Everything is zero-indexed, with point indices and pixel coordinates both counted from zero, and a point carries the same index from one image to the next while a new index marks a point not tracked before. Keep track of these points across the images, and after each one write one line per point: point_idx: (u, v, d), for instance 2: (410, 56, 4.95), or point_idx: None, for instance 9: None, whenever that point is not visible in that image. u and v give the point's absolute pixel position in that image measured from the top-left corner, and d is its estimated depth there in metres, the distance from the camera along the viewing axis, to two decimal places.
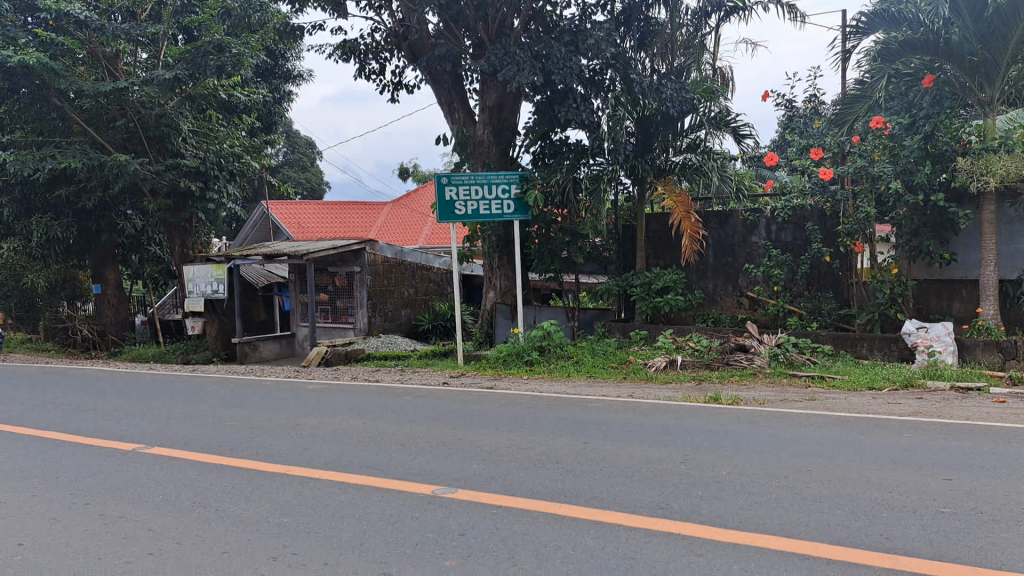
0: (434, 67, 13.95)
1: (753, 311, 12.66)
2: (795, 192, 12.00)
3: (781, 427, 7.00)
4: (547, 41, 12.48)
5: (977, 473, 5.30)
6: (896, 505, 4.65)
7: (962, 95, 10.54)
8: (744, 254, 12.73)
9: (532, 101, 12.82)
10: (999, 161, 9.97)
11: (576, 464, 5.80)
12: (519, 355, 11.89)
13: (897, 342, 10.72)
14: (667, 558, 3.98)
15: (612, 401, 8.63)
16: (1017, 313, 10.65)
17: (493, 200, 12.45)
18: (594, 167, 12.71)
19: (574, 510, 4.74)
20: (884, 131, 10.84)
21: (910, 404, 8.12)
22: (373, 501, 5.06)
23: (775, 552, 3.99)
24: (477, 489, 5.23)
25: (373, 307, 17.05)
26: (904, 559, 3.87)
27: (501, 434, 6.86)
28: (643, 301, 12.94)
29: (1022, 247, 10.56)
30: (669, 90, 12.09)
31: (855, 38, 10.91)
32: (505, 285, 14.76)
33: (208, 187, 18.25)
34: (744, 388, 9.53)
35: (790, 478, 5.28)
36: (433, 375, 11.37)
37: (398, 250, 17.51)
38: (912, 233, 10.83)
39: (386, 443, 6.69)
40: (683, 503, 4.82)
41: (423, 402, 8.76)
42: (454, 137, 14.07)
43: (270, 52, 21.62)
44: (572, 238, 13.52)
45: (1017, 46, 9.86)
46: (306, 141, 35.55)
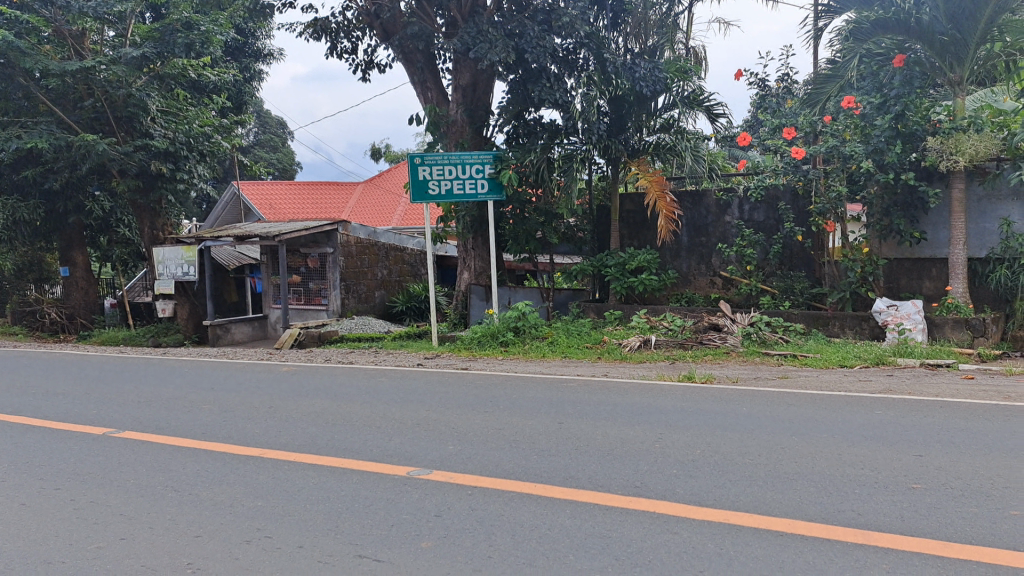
0: (406, 46, 13.79)
1: (726, 291, 12.81)
2: (768, 172, 11.90)
3: (752, 405, 7.05)
4: (519, 19, 12.35)
5: (947, 449, 5.36)
6: (868, 481, 4.70)
7: (932, 75, 10.60)
8: (717, 234, 12.82)
9: (505, 80, 12.75)
10: (967, 140, 10.14)
11: (550, 443, 5.81)
12: (493, 336, 11.88)
13: (867, 321, 10.82)
14: (642, 537, 3.99)
15: (586, 380, 8.66)
16: (986, 291, 10.77)
17: (466, 179, 12.38)
18: (567, 147, 12.70)
19: (548, 490, 4.75)
20: (855, 110, 10.86)
21: (880, 381, 8.21)
22: (347, 483, 5.04)
23: (750, 530, 4.02)
24: (451, 470, 5.22)
25: (346, 288, 16.96)
26: (877, 534, 3.91)
27: (476, 415, 6.86)
28: (616, 281, 12.92)
29: (992, 226, 10.65)
30: (642, 70, 12.10)
31: (827, 17, 10.94)
32: (479, 266, 14.72)
33: (178, 167, 18.05)
34: (717, 366, 9.61)
35: (762, 455, 5.32)
36: (407, 357, 11.35)
37: (370, 231, 17.40)
38: (883, 212, 10.98)
39: (360, 424, 6.66)
40: (657, 481, 4.84)
41: (397, 383, 8.74)
42: (426, 117, 13.91)
43: (239, 31, 21.39)
44: (546, 218, 13.42)
45: (986, 26, 9.86)
46: (277, 121, 35.22)
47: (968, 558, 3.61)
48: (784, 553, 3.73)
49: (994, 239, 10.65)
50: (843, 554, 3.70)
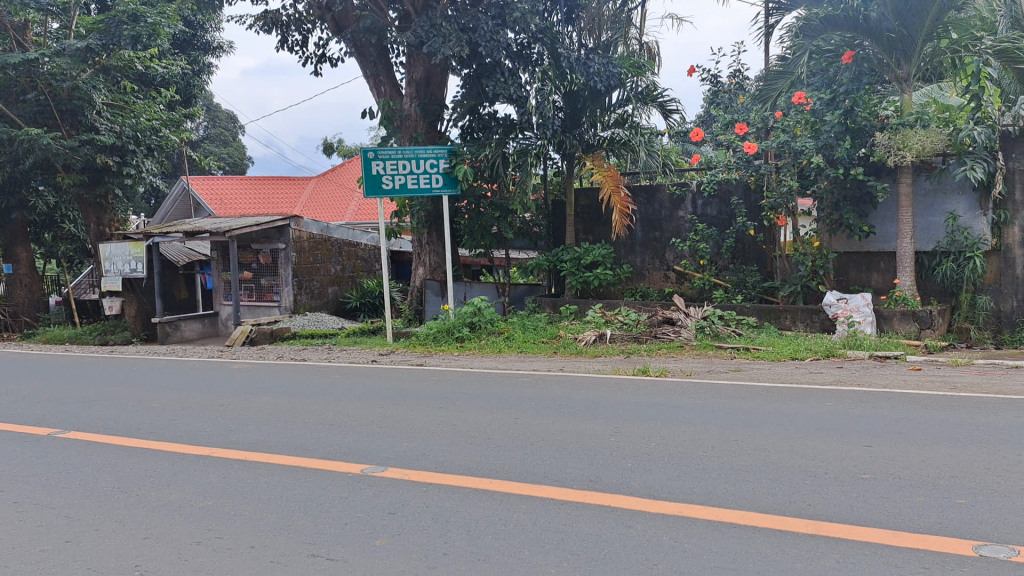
0: (359, 39, 13.69)
1: (680, 285, 12.86)
2: (722, 166, 12.42)
3: (706, 397, 7.10)
4: (473, 13, 12.30)
5: (895, 439, 5.45)
6: (819, 472, 4.75)
7: (880, 71, 10.76)
8: (671, 229, 12.90)
9: (459, 74, 12.67)
10: (915, 136, 10.31)
11: (506, 438, 5.79)
12: (449, 332, 11.81)
13: (818, 314, 10.98)
14: (597, 531, 3.99)
15: (542, 375, 8.65)
16: (932, 284, 10.98)
17: (420, 174, 12.30)
18: (523, 141, 12.58)
19: (503, 486, 4.73)
20: (806, 106, 11.12)
21: (831, 373, 8.32)
22: (300, 481, 4.97)
23: (704, 522, 4.03)
24: (406, 467, 5.18)
25: (298, 284, 16.78)
26: (828, 525, 3.94)
27: (431, 411, 6.81)
28: (572, 276, 13.03)
29: (938, 219, 10.79)
30: (595, 65, 12.01)
31: (777, 13, 11.08)
32: (434, 261, 14.64)
33: (125, 162, 17.65)
34: (672, 360, 9.66)
35: (716, 447, 5.36)
36: (361, 353, 11.17)
37: (323, 227, 17.23)
38: (833, 206, 11.08)
39: (314, 421, 6.59)
40: (612, 475, 4.85)
41: (350, 380, 8.65)
42: (380, 111, 13.82)
43: (187, 23, 21.10)
44: (502, 213, 13.43)
45: (932, 24, 10.07)
46: (227, 115, 34.67)
47: (915, 546, 3.65)
48: (737, 545, 3.75)
49: (940, 233, 10.81)
50: (795, 545, 3.72)
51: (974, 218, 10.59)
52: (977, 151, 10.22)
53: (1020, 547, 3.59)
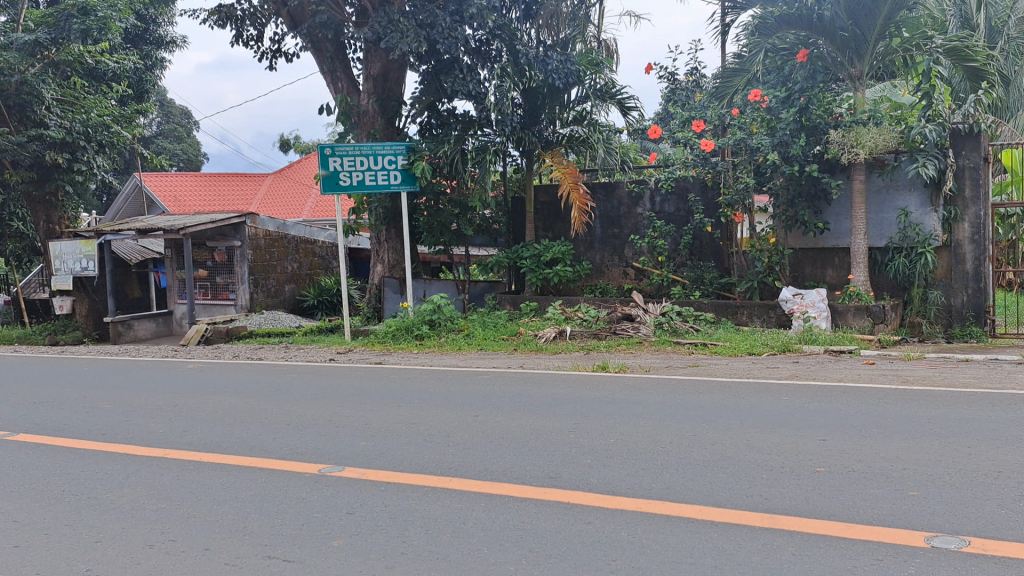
0: (315, 35, 13.49)
1: (639, 281, 12.94)
2: (677, 163, 12.12)
3: (664, 393, 7.14)
4: (431, 9, 12.19)
5: (850, 433, 5.52)
6: (775, 466, 4.80)
7: (834, 69, 10.91)
8: (629, 226, 12.96)
9: (417, 71, 12.66)
10: (867, 134, 10.45)
11: (465, 436, 5.77)
12: (408, 330, 11.73)
13: (775, 310, 11.11)
14: (555, 528, 3.98)
15: (501, 372, 8.64)
16: (885, 279, 11.16)
17: (379, 170, 12.16)
18: (481, 138, 12.59)
19: (461, 483, 4.71)
20: (762, 103, 11.20)
21: (787, 368, 8.41)
22: (256, 482, 4.91)
23: (663, 518, 4.05)
24: (363, 466, 5.13)
25: (254, 282, 16.56)
26: (784, 518, 3.97)
27: (389, 410, 6.76)
28: (531, 273, 13.01)
29: (891, 215, 10.93)
30: (554, 62, 12.05)
31: (732, 12, 11.05)
32: (393, 258, 14.54)
33: (76, 158, 17.31)
34: (631, 356, 9.70)
35: (673, 443, 5.39)
36: (318, 352, 11.05)
37: (280, 224, 17.04)
38: (788, 203, 11.25)
39: (270, 421, 6.51)
40: (571, 471, 4.85)
41: (308, 379, 8.57)
42: (337, 107, 13.76)
43: (139, 17, 20.79)
44: (461, 211, 13.41)
45: (884, 23, 10.19)
46: (180, 110, 34.14)
47: (870, 538, 3.70)
48: (695, 539, 3.77)
49: (892, 229, 10.95)
50: (752, 539, 3.75)
51: (926, 214, 10.73)
52: (928, 149, 10.37)
53: (970, 537, 3.65)
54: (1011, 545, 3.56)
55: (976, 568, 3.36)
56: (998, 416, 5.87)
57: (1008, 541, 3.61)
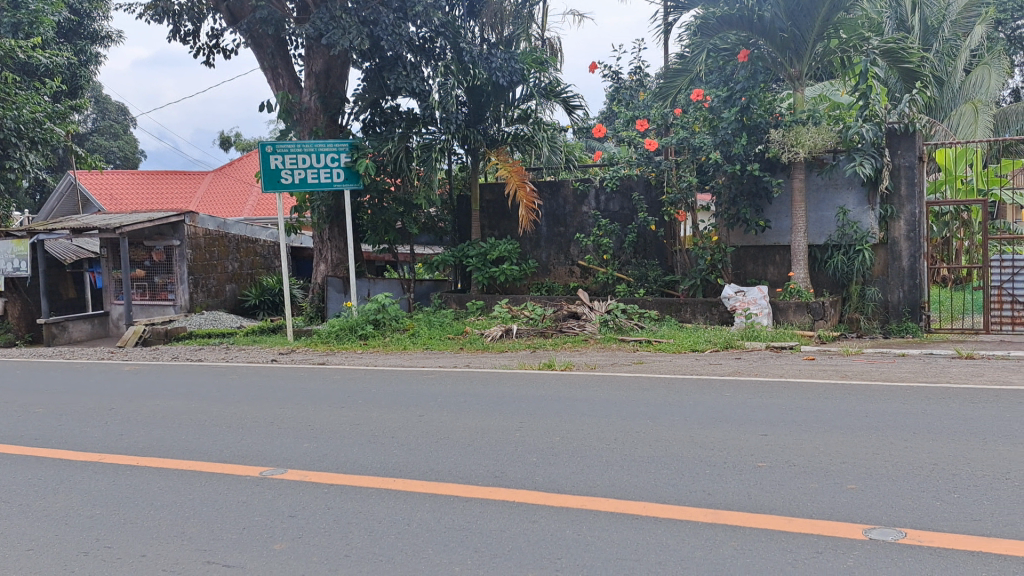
0: (255, 30, 13.31)
1: (584, 280, 12.99)
2: (622, 162, 12.18)
3: (609, 391, 7.16)
4: (373, 5, 11.95)
5: (791, 428, 5.59)
6: (717, 461, 4.84)
7: (774, 69, 11.08)
8: (575, 224, 13.01)
9: (360, 67, 12.49)
10: (807, 133, 10.66)
11: (409, 437, 5.72)
12: (352, 329, 11.60)
13: (717, 307, 11.26)
14: (499, 527, 3.96)
15: (446, 371, 8.59)
16: (825, 277, 11.37)
17: (321, 167, 12.01)
18: (426, 136, 12.52)
19: (405, 484, 4.67)
20: (704, 103, 11.29)
21: (729, 364, 8.51)
22: (195, 486, 4.81)
23: (607, 514, 4.05)
24: (306, 468, 5.05)
25: (194, 282, 16.25)
26: (726, 513, 4.00)
27: (332, 410, 6.68)
28: (478, 271, 12.99)
29: (830, 213, 11.12)
30: (498, 60, 12.04)
31: (675, 12, 11.12)
32: (336, 257, 14.39)
33: (7, 155, 16.84)
34: (577, 354, 9.73)
35: (618, 440, 5.40)
36: (259, 353, 10.88)
37: (220, 223, 16.74)
38: (730, 201, 11.40)
39: (209, 424, 6.38)
40: (516, 470, 4.83)
41: (250, 380, 8.42)
42: (278, 104, 13.53)
43: (72, 11, 20.28)
44: (406, 208, 13.29)
45: (822, 24, 10.37)
46: (117, 107, 33.33)
47: (809, 531, 3.75)
48: (639, 536, 3.78)
49: (831, 227, 11.15)
50: (694, 534, 3.77)
51: (863, 212, 10.90)
52: (865, 148, 10.57)
53: (906, 529, 3.72)
54: (945, 536, 3.63)
55: (912, 559, 3.42)
56: (932, 409, 6.00)
57: (943, 532, 3.68)
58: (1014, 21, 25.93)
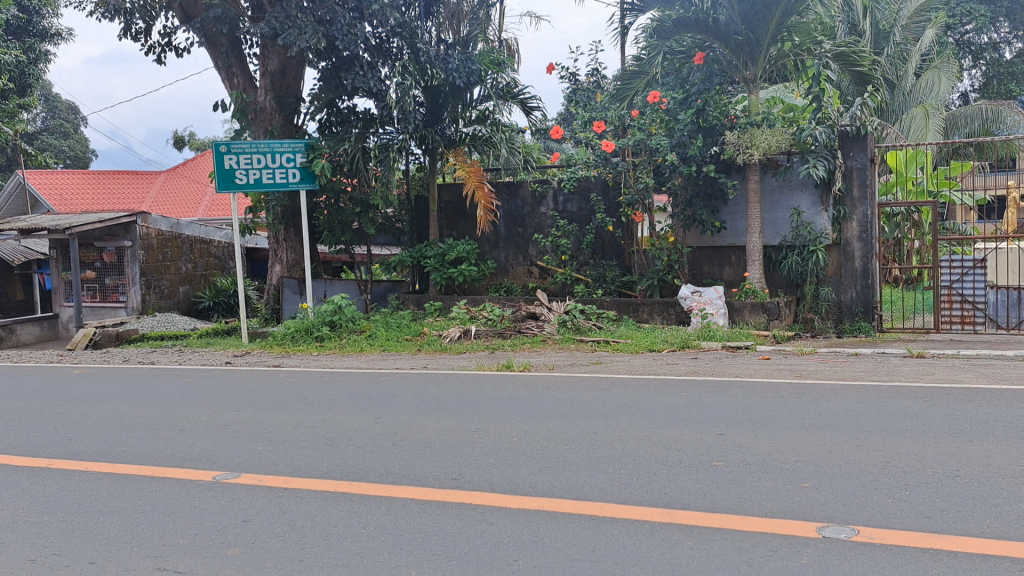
0: (209, 30, 13.14)
1: (543, 280, 13.02)
2: (580, 163, 12.26)
3: (568, 391, 7.17)
4: (330, 5, 11.86)
5: (746, 427, 5.65)
6: (674, 461, 4.87)
7: (729, 72, 11.22)
8: (533, 225, 13.02)
9: (316, 67, 12.37)
10: (761, 135, 10.71)
11: (366, 439, 5.68)
12: (308, 331, 11.49)
13: (674, 307, 11.36)
14: (456, 529, 3.95)
15: (403, 373, 8.54)
16: (779, 277, 11.51)
17: (277, 168, 11.89)
18: (382, 136, 12.45)
19: (361, 487, 4.63)
20: (661, 105, 11.33)
21: (686, 364, 8.57)
22: (147, 491, 4.72)
23: (564, 515, 4.06)
24: (261, 472, 4.99)
25: (147, 283, 16.01)
26: (682, 513, 4.03)
27: (288, 413, 6.60)
28: (436, 272, 12.94)
29: (784, 215, 11.27)
30: (455, 60, 12.05)
31: (632, 15, 11.12)
32: (292, 258, 14.25)
33: None
34: (535, 354, 9.74)
35: (577, 440, 5.42)
36: (214, 355, 10.75)
37: (173, 223, 16.49)
38: (687, 202, 11.51)
39: (161, 427, 6.28)
40: (474, 472, 4.82)
41: (204, 383, 8.29)
42: (233, 103, 13.38)
43: (21, 8, 19.83)
44: (363, 209, 13.18)
45: (776, 28, 10.53)
46: (68, 105, 32.70)
47: (764, 530, 3.78)
48: (595, 537, 3.79)
49: (785, 228, 11.29)
50: (651, 534, 3.79)
51: (816, 214, 11.09)
52: (818, 150, 10.72)
53: (858, 527, 3.77)
54: (897, 533, 3.69)
55: (864, 557, 3.47)
56: (884, 408, 6.09)
57: (894, 529, 3.74)
58: (962, 26, 26.52)
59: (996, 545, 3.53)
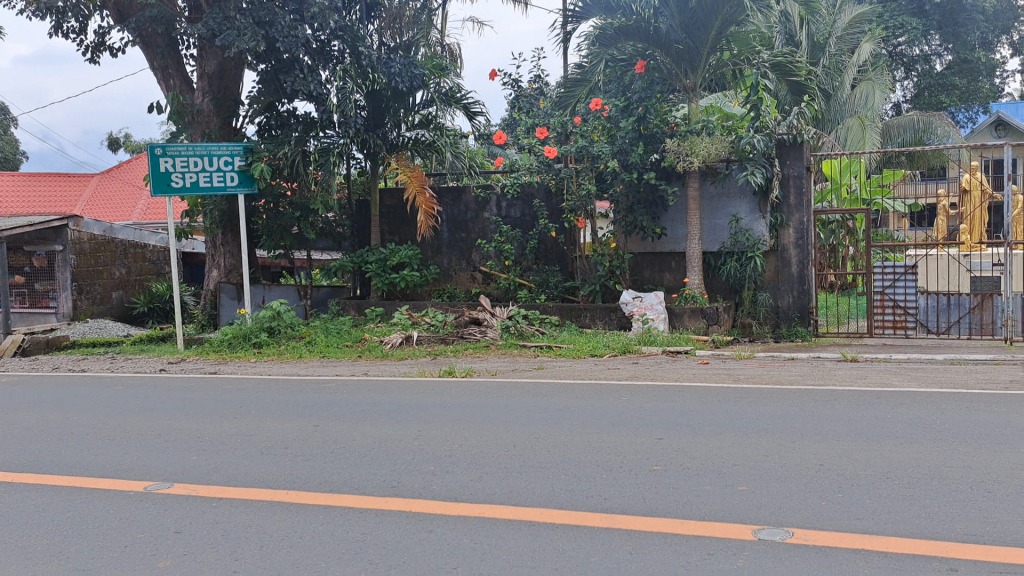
0: (145, 29, 12.86)
1: (486, 286, 13.01)
2: (523, 168, 12.24)
3: (510, 397, 7.17)
4: (269, 6, 11.71)
5: (684, 431, 5.70)
6: (614, 466, 4.90)
7: (670, 80, 11.31)
8: (477, 230, 13.05)
9: (255, 69, 12.19)
10: (701, 143, 10.87)
11: (303, 447, 5.60)
12: (246, 338, 11.30)
13: (615, 312, 11.43)
14: (395, 537, 3.91)
15: (343, 380, 8.43)
16: (719, 282, 11.68)
17: (214, 171, 11.65)
18: (323, 140, 12.25)
19: (298, 496, 4.56)
20: (603, 112, 11.36)
21: (627, 369, 8.64)
22: (76, 503, 4.59)
23: (504, 522, 4.04)
24: (194, 482, 4.88)
25: (79, 289, 15.63)
26: (622, 517, 4.05)
27: (225, 422, 6.48)
28: (378, 277, 12.81)
29: (723, 221, 11.46)
30: (397, 65, 12.00)
31: (574, 21, 11.18)
32: (229, 263, 14.02)
33: None
34: (477, 360, 9.74)
35: (517, 446, 5.41)
36: (148, 362, 10.53)
37: (107, 227, 16.11)
38: (628, 209, 11.57)
39: (92, 437, 6.11)
40: (414, 479, 4.78)
41: (137, 391, 8.09)
42: (169, 105, 13.07)
43: None
44: (302, 214, 13.06)
45: (715, 37, 10.69)
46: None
47: (702, 533, 3.82)
48: (536, 542, 3.78)
49: (724, 234, 11.48)
50: (591, 539, 3.80)
51: (754, 220, 11.28)
52: (756, 158, 10.89)
53: (793, 529, 3.83)
54: (831, 535, 3.75)
55: (799, 559, 3.52)
56: (819, 411, 6.21)
57: (828, 530, 3.81)
58: (895, 38, 27.11)
59: (926, 546, 3.60)
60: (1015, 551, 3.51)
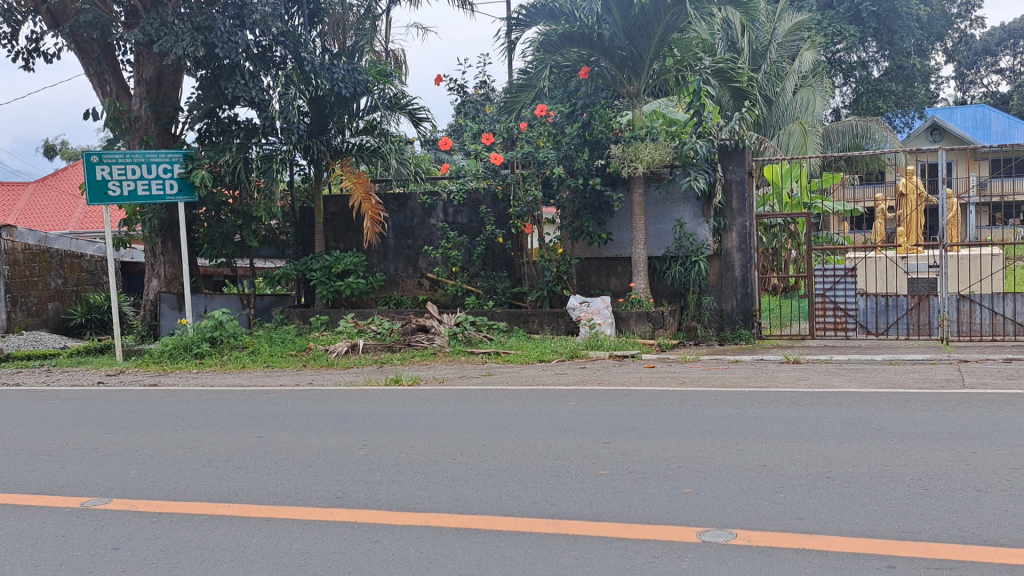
0: (79, 35, 12.58)
1: (434, 292, 12.98)
2: (469, 175, 12.25)
3: (456, 404, 7.14)
4: (209, 13, 11.60)
5: (630, 435, 5.73)
6: (560, 471, 4.90)
7: (613, 86, 11.39)
8: (423, 237, 12.95)
9: (194, 75, 11.96)
10: (645, 149, 10.98)
11: (246, 459, 5.51)
12: (187, 349, 11.11)
13: (563, 317, 11.48)
14: (340, 548, 3.86)
15: (287, 390, 8.32)
16: (664, 286, 11.78)
17: (153, 179, 11.48)
18: (266, 147, 12.13)
19: (241, 509, 4.48)
20: (548, 118, 11.63)
21: (574, 373, 8.68)
22: (9, 521, 4.45)
23: (450, 531, 4.01)
24: (133, 497, 4.77)
25: (12, 300, 15.16)
26: (567, 522, 4.05)
27: (164, 434, 6.36)
28: (323, 285, 12.72)
29: (668, 226, 11.56)
30: (340, 71, 11.94)
31: (517, 29, 11.23)
32: (170, 272, 13.77)
33: None
34: (424, 368, 9.69)
35: (464, 454, 5.39)
36: (86, 375, 10.28)
37: (41, 237, 15.73)
38: (574, 214, 11.69)
39: (24, 453, 5.93)
40: (358, 490, 4.72)
41: (73, 404, 7.89)
42: (105, 111, 12.88)
43: None
44: (245, 221, 12.90)
45: (658, 44, 10.80)
46: None
47: (647, 536, 3.84)
48: (483, 550, 3.76)
49: (669, 239, 11.59)
50: (537, 545, 3.79)
51: (698, 224, 11.41)
52: (698, 163, 11.08)
53: (736, 530, 3.86)
54: (773, 535, 3.80)
55: (743, 559, 3.55)
56: (762, 413, 6.29)
57: (771, 531, 3.85)
58: (834, 45, 27.73)
59: (866, 544, 3.66)
60: (951, 547, 3.59)
